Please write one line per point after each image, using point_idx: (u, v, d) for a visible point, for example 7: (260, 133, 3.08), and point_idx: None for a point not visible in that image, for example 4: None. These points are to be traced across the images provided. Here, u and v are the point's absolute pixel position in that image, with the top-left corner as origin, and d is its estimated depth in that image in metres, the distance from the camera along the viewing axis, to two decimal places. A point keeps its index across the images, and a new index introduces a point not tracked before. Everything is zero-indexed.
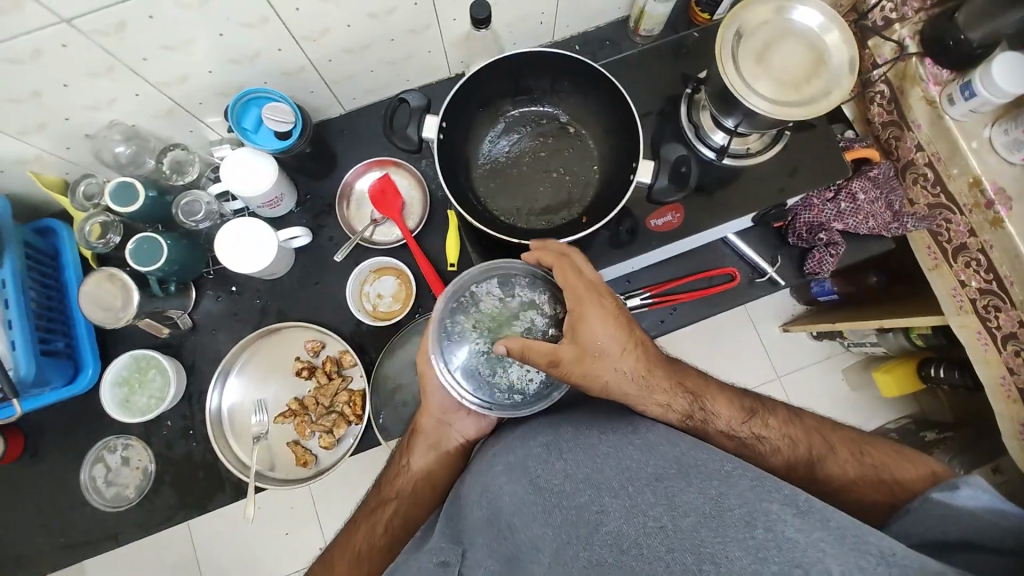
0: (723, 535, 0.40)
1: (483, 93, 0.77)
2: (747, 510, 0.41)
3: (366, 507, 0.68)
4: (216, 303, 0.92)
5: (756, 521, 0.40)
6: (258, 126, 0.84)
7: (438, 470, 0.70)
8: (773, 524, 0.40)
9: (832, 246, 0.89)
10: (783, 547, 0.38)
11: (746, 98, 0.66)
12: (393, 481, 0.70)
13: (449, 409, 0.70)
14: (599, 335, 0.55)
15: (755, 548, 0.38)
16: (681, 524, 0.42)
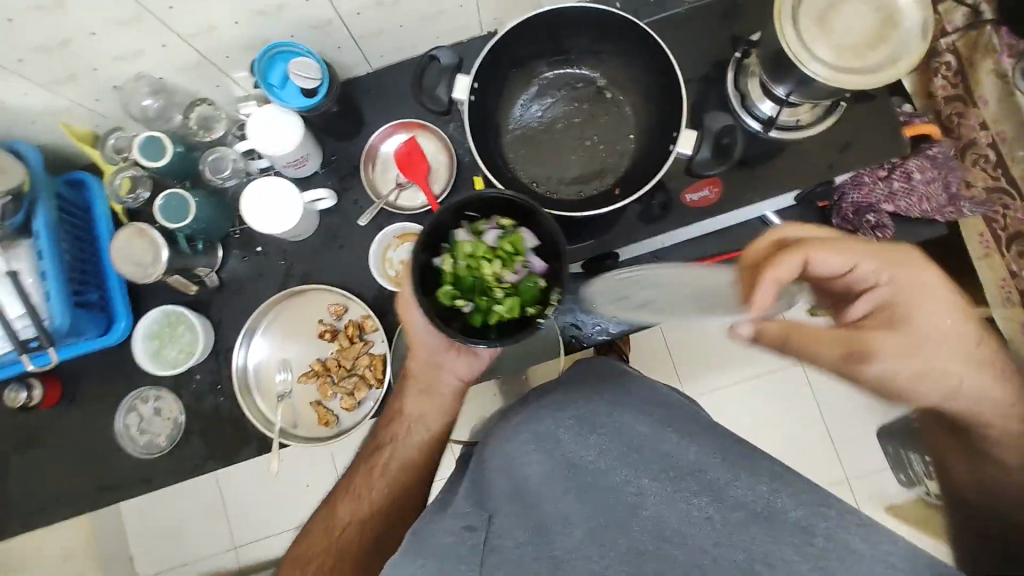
0: (779, 537, 0.48)
1: (517, 51, 0.74)
2: (805, 518, 0.49)
3: (365, 451, 0.73)
4: (241, 262, 0.93)
5: (815, 530, 0.48)
6: (284, 82, 0.81)
7: (432, 413, 0.72)
8: (833, 533, 0.48)
9: (881, 230, 0.82)
10: (843, 557, 0.46)
11: (806, 65, 0.62)
12: (387, 425, 0.73)
13: (437, 351, 0.71)
14: (945, 326, 0.59)
15: (815, 556, 0.47)
16: (730, 518, 0.50)
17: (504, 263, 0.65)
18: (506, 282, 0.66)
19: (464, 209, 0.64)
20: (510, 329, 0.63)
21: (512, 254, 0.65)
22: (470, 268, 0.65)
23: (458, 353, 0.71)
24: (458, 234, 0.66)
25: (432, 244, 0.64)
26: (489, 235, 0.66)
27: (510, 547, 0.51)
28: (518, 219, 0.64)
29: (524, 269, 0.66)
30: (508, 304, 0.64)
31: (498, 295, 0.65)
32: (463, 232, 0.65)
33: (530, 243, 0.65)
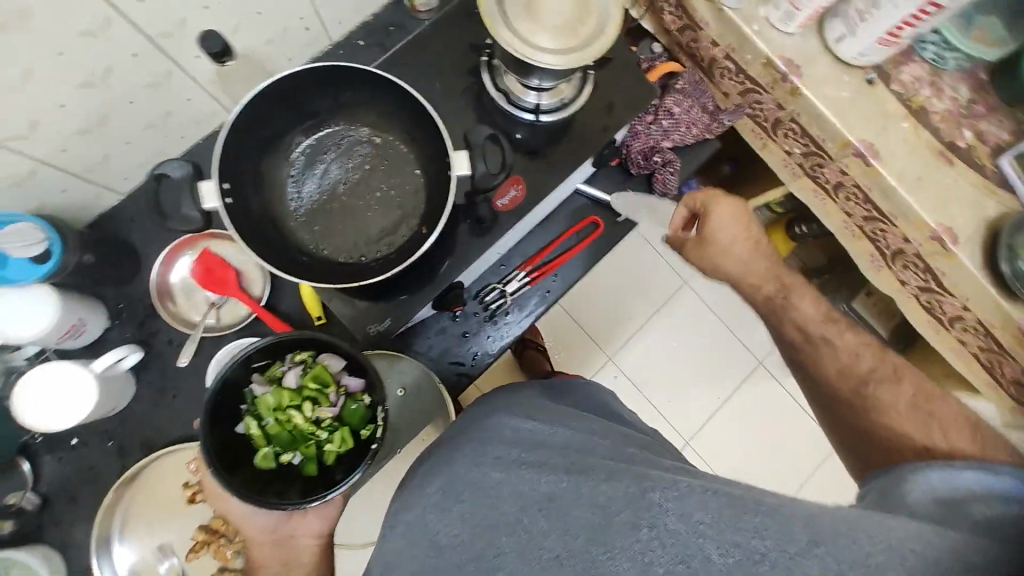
0: (610, 549, 0.46)
1: (261, 133, 0.68)
2: (638, 506, 0.47)
3: None
4: (61, 464, 0.78)
5: (642, 521, 0.46)
6: (7, 259, 0.69)
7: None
8: (656, 521, 0.46)
9: (670, 165, 0.91)
10: (663, 544, 0.45)
11: (534, 59, 0.66)
12: None
13: (277, 526, 0.67)
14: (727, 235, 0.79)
15: (640, 555, 0.45)
16: (573, 547, 0.47)
17: (314, 401, 0.68)
18: (327, 416, 0.69)
19: (251, 361, 0.67)
20: (349, 460, 0.68)
21: (320, 390, 0.68)
22: (281, 421, 0.68)
23: (303, 513, 0.67)
24: (256, 390, 0.68)
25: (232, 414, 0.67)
26: (290, 377, 0.69)
27: None
28: (312, 349, 0.69)
29: (340, 395, 0.69)
30: (336, 438, 0.68)
31: (323, 431, 0.69)
32: (260, 384, 0.68)
33: (337, 367, 0.69)
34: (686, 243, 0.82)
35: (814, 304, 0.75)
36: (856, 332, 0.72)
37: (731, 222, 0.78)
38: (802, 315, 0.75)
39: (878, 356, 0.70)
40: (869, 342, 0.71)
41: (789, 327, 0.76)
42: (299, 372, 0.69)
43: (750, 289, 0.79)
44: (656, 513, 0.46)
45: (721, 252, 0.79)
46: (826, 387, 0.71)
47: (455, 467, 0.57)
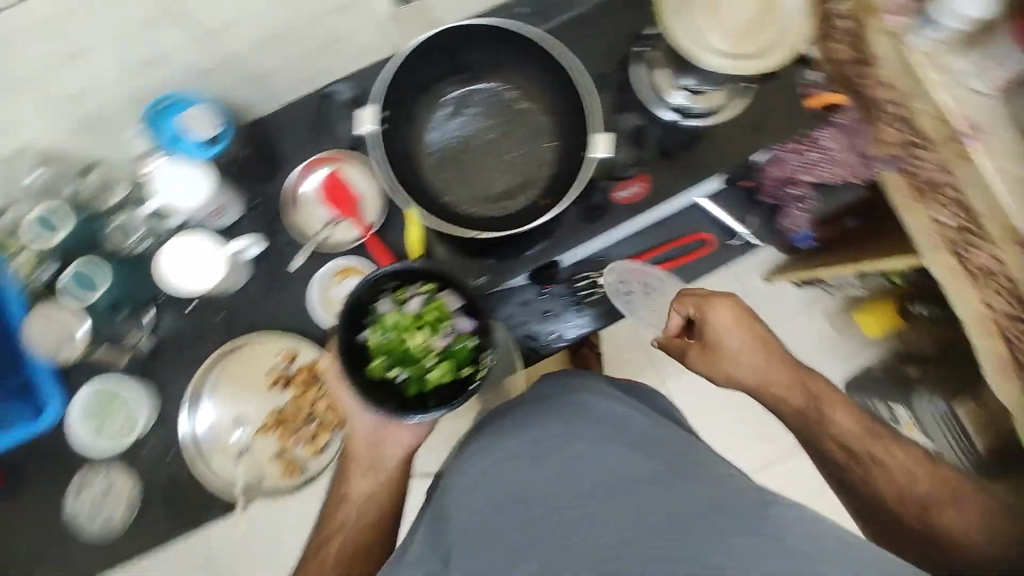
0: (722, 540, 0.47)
1: (420, 75, 0.72)
2: (744, 514, 0.48)
3: (314, 543, 0.73)
4: (176, 321, 0.88)
5: (758, 528, 0.47)
6: (182, 135, 0.77)
7: (377, 493, 0.73)
8: (776, 532, 0.47)
9: (803, 201, 0.91)
10: (779, 549, 0.46)
11: (704, 61, 0.64)
12: (332, 513, 0.74)
13: (376, 428, 0.73)
14: (731, 342, 0.76)
15: (756, 557, 0.46)
16: (675, 530, 0.48)
17: (430, 330, 0.71)
18: (437, 347, 0.72)
19: (385, 281, 0.70)
20: (448, 392, 0.70)
21: (438, 321, 0.71)
22: (398, 341, 0.71)
23: (399, 425, 0.73)
24: (381, 306, 0.71)
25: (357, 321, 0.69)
26: (412, 303, 0.71)
27: None
28: (437, 283, 0.71)
29: (452, 331, 0.72)
30: (440, 368, 0.71)
31: (429, 360, 0.71)
32: (386, 303, 0.71)
33: (453, 305, 0.72)
34: (688, 349, 0.78)
35: (849, 417, 0.75)
36: (905, 447, 0.74)
37: (732, 323, 0.76)
38: (842, 431, 0.74)
39: (929, 472, 0.72)
40: (921, 456, 0.74)
41: (830, 444, 0.74)
42: (421, 301, 0.72)
43: (779, 407, 0.76)
44: (776, 525, 0.47)
45: (730, 359, 0.76)
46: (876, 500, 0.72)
47: (545, 427, 0.58)
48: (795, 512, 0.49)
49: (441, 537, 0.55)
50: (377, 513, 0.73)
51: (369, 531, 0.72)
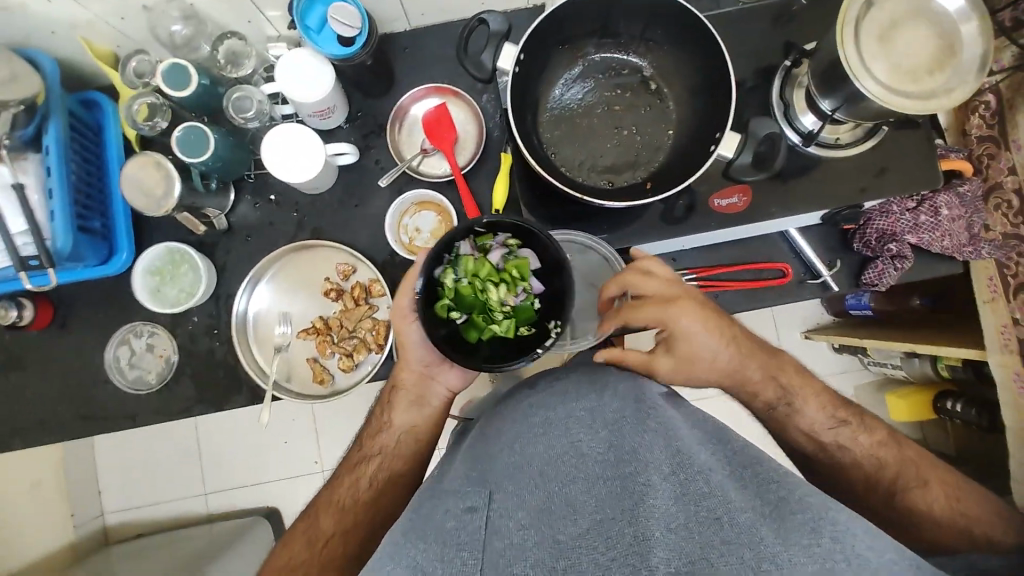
0: (786, 538, 0.41)
1: (568, 29, 0.73)
2: (813, 517, 0.42)
3: (349, 461, 0.71)
4: (254, 210, 0.90)
5: (821, 530, 0.41)
6: (322, 26, 0.79)
7: (421, 424, 0.72)
8: (840, 536, 0.41)
9: (898, 260, 0.85)
10: (851, 561, 0.39)
11: (858, 81, 0.60)
12: (373, 437, 0.72)
13: (429, 364, 0.72)
14: (700, 344, 0.65)
15: (821, 558, 0.39)
16: (737, 518, 0.42)
17: (507, 287, 0.66)
18: (507, 304, 0.67)
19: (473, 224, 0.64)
20: (505, 351, 0.65)
21: (516, 279, 0.67)
22: (473, 288, 0.66)
23: (450, 366, 0.73)
24: (463, 248, 0.65)
25: (436, 257, 0.63)
26: (494, 254, 0.66)
27: (513, 528, 0.46)
28: (524, 240, 0.66)
29: (525, 292, 0.67)
30: (505, 326, 0.66)
31: (498, 315, 0.66)
32: (468, 246, 0.65)
33: (534, 267, 0.67)
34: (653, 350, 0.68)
35: (819, 406, 0.71)
36: (869, 431, 0.71)
37: (702, 326, 0.65)
38: (813, 422, 0.70)
39: (897, 453, 0.69)
40: (888, 440, 0.70)
41: (799, 435, 0.71)
42: (503, 254, 0.67)
43: (753, 393, 0.71)
44: (842, 529, 0.41)
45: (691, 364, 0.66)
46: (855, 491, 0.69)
47: (609, 399, 0.55)
48: (863, 526, 0.42)
49: (483, 474, 0.52)
50: (417, 445, 0.71)
51: (409, 462, 0.70)
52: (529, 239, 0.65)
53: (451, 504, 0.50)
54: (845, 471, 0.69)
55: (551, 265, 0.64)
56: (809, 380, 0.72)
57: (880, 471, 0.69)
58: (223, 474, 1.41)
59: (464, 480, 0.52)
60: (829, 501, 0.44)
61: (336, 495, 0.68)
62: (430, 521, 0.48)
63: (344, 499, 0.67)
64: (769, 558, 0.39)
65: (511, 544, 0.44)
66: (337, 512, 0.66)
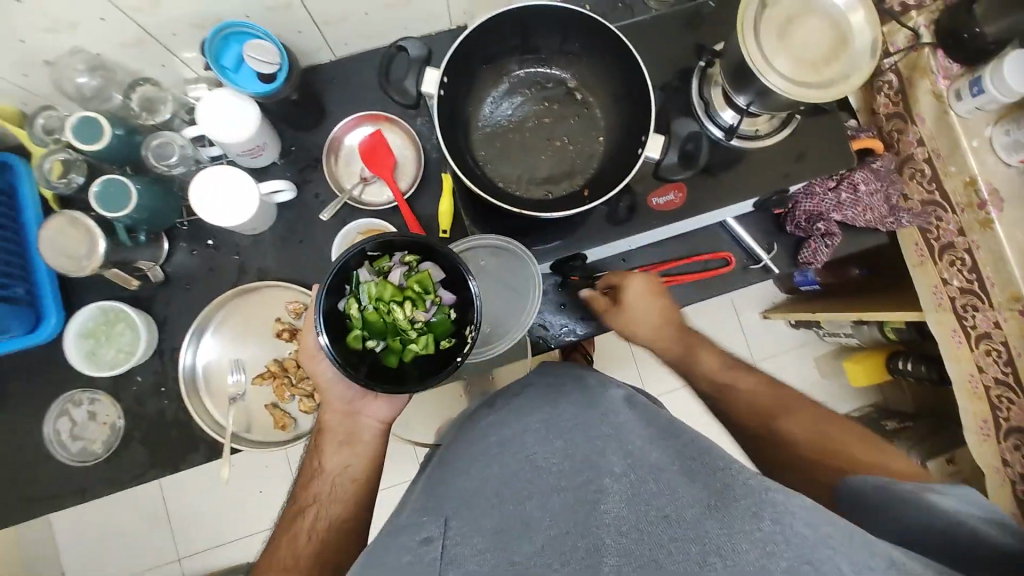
0: (729, 526, 0.42)
1: (490, 49, 0.74)
2: (753, 502, 0.44)
3: (286, 517, 0.68)
4: (190, 257, 0.87)
5: (763, 513, 0.43)
6: (239, 65, 0.77)
7: (356, 462, 0.69)
8: (779, 516, 0.42)
9: (828, 237, 0.91)
10: (791, 542, 0.41)
11: (765, 77, 0.63)
12: (308, 485, 0.69)
13: (352, 399, 0.71)
14: (642, 309, 0.77)
15: (762, 542, 0.41)
16: (684, 514, 0.44)
17: (413, 303, 0.64)
18: (419, 321, 0.65)
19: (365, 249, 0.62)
20: (428, 366, 0.63)
21: (421, 293, 0.64)
22: (380, 312, 0.64)
23: (375, 396, 0.71)
24: (361, 275, 0.63)
25: (336, 289, 0.61)
26: (394, 274, 0.65)
27: (469, 555, 0.45)
28: (421, 253, 0.64)
29: (434, 305, 0.66)
30: (421, 342, 0.64)
31: (411, 333, 0.65)
32: (366, 272, 0.63)
33: (438, 278, 0.65)
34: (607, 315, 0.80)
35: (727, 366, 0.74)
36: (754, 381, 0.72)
37: (645, 299, 0.77)
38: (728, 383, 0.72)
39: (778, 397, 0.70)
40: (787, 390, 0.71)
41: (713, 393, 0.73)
42: (404, 272, 0.65)
43: (677, 363, 0.77)
44: (780, 510, 0.43)
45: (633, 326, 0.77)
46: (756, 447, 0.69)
47: (563, 408, 0.56)
48: (805, 503, 0.44)
49: (438, 501, 0.51)
50: (352, 485, 0.68)
51: (350, 505, 0.67)
52: (426, 251, 0.64)
53: (406, 537, 0.48)
54: (754, 406, 0.70)
55: (452, 273, 0.63)
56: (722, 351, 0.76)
57: (792, 410, 0.69)
58: (193, 535, 1.33)
59: (417, 511, 0.51)
60: (770, 481, 0.46)
61: (278, 554, 0.64)
62: (388, 557, 0.46)
63: (286, 559, 0.63)
64: (714, 552, 0.41)
65: (469, 571, 0.44)
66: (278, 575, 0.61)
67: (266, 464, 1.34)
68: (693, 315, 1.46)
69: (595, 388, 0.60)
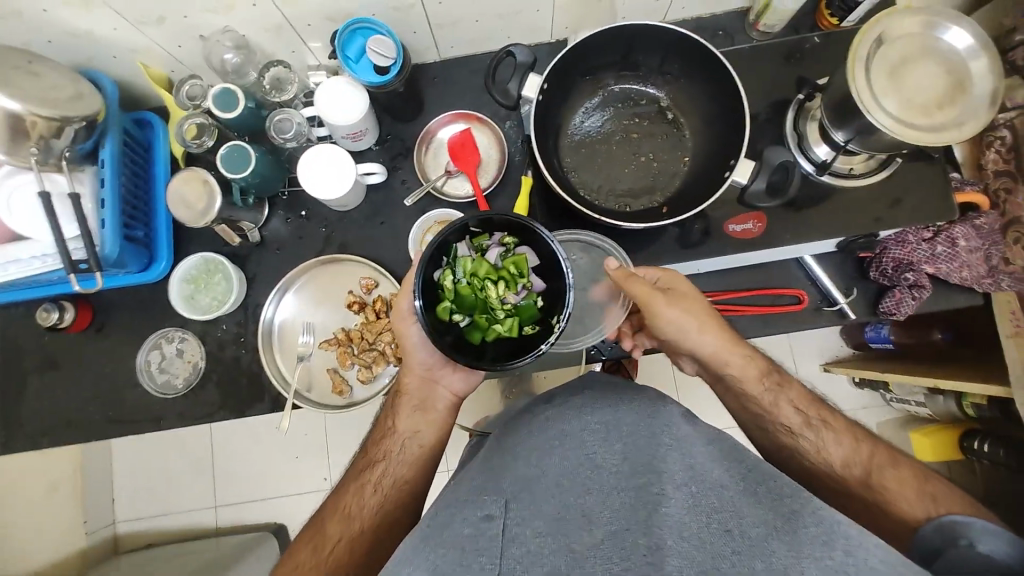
0: (798, 550, 0.43)
1: (589, 62, 0.77)
2: (824, 531, 0.44)
3: (356, 467, 0.73)
4: (285, 224, 0.95)
5: (834, 544, 0.43)
6: (360, 56, 0.84)
7: (425, 429, 0.73)
8: (852, 549, 0.43)
9: (916, 289, 0.85)
10: (866, 574, 0.41)
11: (872, 113, 0.61)
12: (378, 443, 0.74)
13: (432, 367, 0.75)
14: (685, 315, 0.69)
15: (834, 570, 0.41)
16: (748, 531, 0.44)
17: (507, 284, 0.66)
18: (508, 303, 0.67)
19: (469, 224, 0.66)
20: (509, 349, 0.65)
21: (515, 276, 0.66)
22: (473, 287, 0.66)
23: (453, 369, 0.76)
24: (460, 250, 0.68)
25: (434, 258, 0.65)
26: (491, 253, 0.68)
27: (530, 537, 0.46)
28: (520, 238, 0.67)
29: (525, 290, 0.68)
30: (507, 324, 0.67)
31: (500, 314, 0.67)
32: (465, 247, 0.67)
33: (533, 263, 0.67)
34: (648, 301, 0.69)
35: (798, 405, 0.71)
36: (834, 425, 0.70)
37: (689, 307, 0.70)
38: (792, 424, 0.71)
39: (852, 443, 0.69)
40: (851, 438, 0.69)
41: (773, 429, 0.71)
42: (500, 253, 0.68)
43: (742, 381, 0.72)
44: (855, 543, 0.43)
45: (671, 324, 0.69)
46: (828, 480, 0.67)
47: (625, 413, 0.57)
48: (880, 543, 0.44)
49: (498, 483, 0.52)
50: (423, 450, 0.73)
51: (415, 468, 0.71)
52: (526, 236, 0.66)
53: (468, 512, 0.49)
54: (850, 461, 0.67)
55: (548, 261, 0.65)
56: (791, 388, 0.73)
57: (876, 462, 0.67)
58: (233, 486, 1.43)
59: (476, 489, 0.52)
60: (842, 516, 0.46)
61: (343, 502, 0.68)
62: (448, 528, 0.48)
63: (351, 507, 0.67)
64: (782, 569, 0.41)
65: (528, 552, 0.44)
66: (343, 521, 0.66)
67: (308, 431, 1.42)
68: None
69: (656, 400, 0.59)
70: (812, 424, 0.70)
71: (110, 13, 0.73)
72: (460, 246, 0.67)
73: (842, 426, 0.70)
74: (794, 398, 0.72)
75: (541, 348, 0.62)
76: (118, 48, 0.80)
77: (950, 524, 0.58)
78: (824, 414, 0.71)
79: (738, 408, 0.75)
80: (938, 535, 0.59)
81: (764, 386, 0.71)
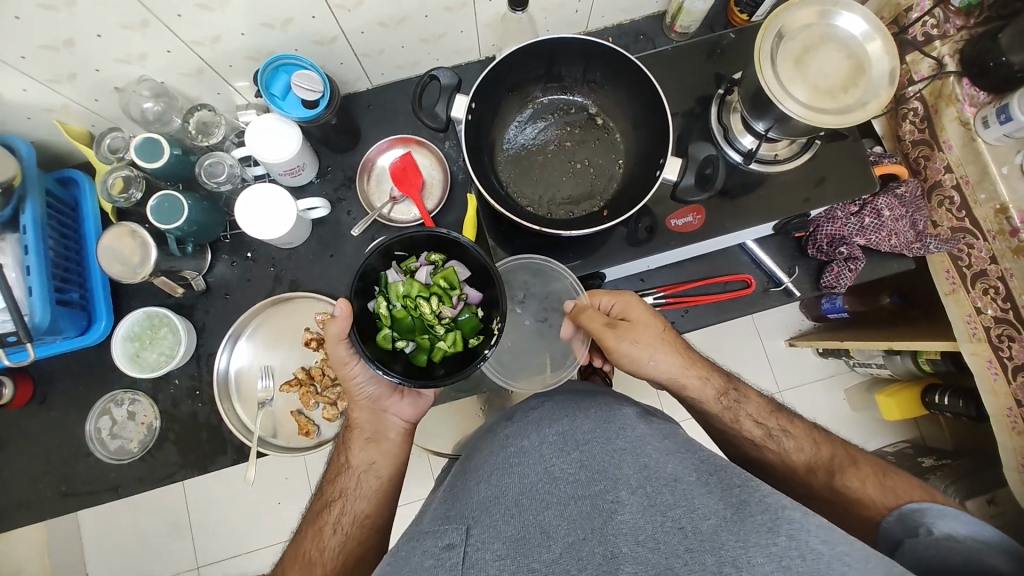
0: (745, 539, 0.43)
1: (515, 77, 0.79)
2: (770, 517, 0.45)
3: (312, 514, 0.71)
4: (231, 269, 0.93)
5: (779, 529, 0.44)
6: (286, 92, 0.83)
7: (380, 461, 0.72)
8: (797, 533, 0.44)
9: (852, 261, 0.89)
10: (807, 557, 0.42)
11: (782, 103, 0.65)
12: (333, 480, 0.72)
13: (378, 397, 0.75)
14: (638, 347, 0.69)
15: (778, 556, 0.42)
16: (701, 526, 0.45)
17: (440, 299, 0.70)
18: (445, 317, 0.71)
19: (393, 250, 0.69)
20: (456, 361, 0.68)
21: (447, 289, 0.70)
22: (408, 308, 0.69)
23: (401, 395, 0.76)
24: (390, 276, 0.70)
25: (363, 290, 0.67)
26: (421, 273, 0.71)
27: (491, 560, 0.46)
28: (446, 253, 0.71)
29: (461, 302, 0.72)
30: (450, 339, 0.70)
31: (439, 330, 0.70)
32: (394, 272, 0.70)
33: (462, 276, 0.72)
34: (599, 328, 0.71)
35: (755, 397, 0.74)
36: (777, 411, 0.73)
37: (642, 340, 0.70)
38: (752, 410, 0.72)
39: (811, 440, 0.71)
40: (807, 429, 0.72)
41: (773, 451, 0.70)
42: (429, 271, 0.72)
43: (701, 401, 0.72)
44: (798, 526, 0.44)
45: (620, 354, 0.70)
46: (796, 480, 0.69)
47: (579, 422, 0.57)
48: (821, 522, 0.46)
49: (458, 510, 0.52)
50: (380, 481, 0.71)
51: (374, 500, 0.70)
52: (451, 250, 0.70)
53: (429, 544, 0.49)
54: (817, 459, 0.70)
55: (476, 271, 0.70)
56: (738, 382, 0.75)
57: (847, 463, 0.69)
58: (211, 543, 1.36)
59: (438, 519, 0.52)
60: (786, 500, 0.47)
61: (303, 549, 0.67)
62: (409, 561, 0.48)
63: (311, 552, 0.66)
64: (731, 562, 0.42)
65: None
66: (305, 567, 0.65)
67: (286, 475, 1.37)
68: (714, 340, 1.45)
69: (611, 405, 0.61)
70: (773, 434, 0.71)
71: (17, 76, 0.70)
72: (388, 272, 0.70)
73: (802, 431, 0.72)
74: (753, 412, 0.72)
75: (486, 353, 0.65)
76: (30, 109, 0.77)
77: (911, 513, 0.63)
78: (782, 421, 0.72)
79: (703, 423, 0.75)
80: (900, 525, 0.63)
81: (722, 405, 0.72)
